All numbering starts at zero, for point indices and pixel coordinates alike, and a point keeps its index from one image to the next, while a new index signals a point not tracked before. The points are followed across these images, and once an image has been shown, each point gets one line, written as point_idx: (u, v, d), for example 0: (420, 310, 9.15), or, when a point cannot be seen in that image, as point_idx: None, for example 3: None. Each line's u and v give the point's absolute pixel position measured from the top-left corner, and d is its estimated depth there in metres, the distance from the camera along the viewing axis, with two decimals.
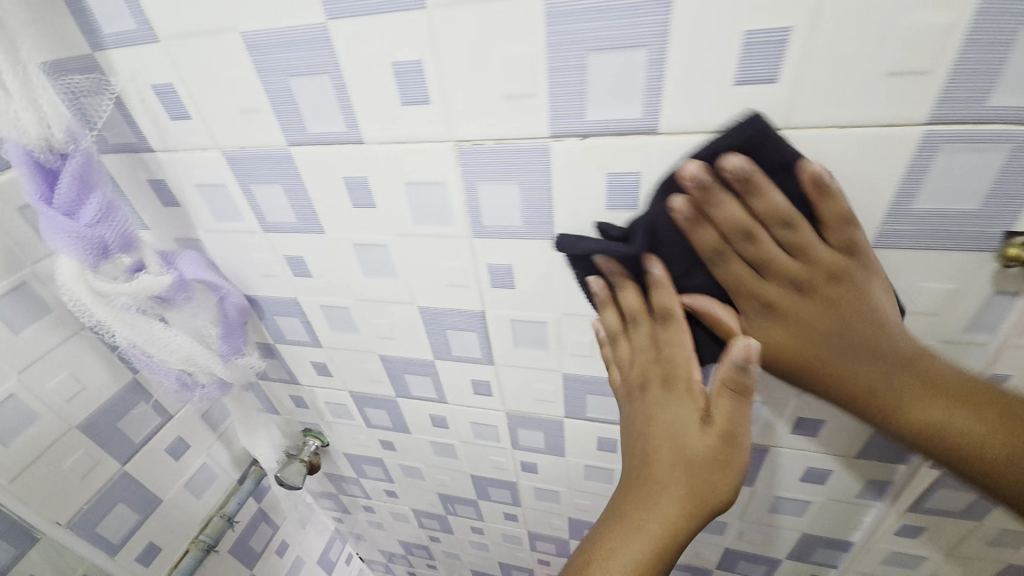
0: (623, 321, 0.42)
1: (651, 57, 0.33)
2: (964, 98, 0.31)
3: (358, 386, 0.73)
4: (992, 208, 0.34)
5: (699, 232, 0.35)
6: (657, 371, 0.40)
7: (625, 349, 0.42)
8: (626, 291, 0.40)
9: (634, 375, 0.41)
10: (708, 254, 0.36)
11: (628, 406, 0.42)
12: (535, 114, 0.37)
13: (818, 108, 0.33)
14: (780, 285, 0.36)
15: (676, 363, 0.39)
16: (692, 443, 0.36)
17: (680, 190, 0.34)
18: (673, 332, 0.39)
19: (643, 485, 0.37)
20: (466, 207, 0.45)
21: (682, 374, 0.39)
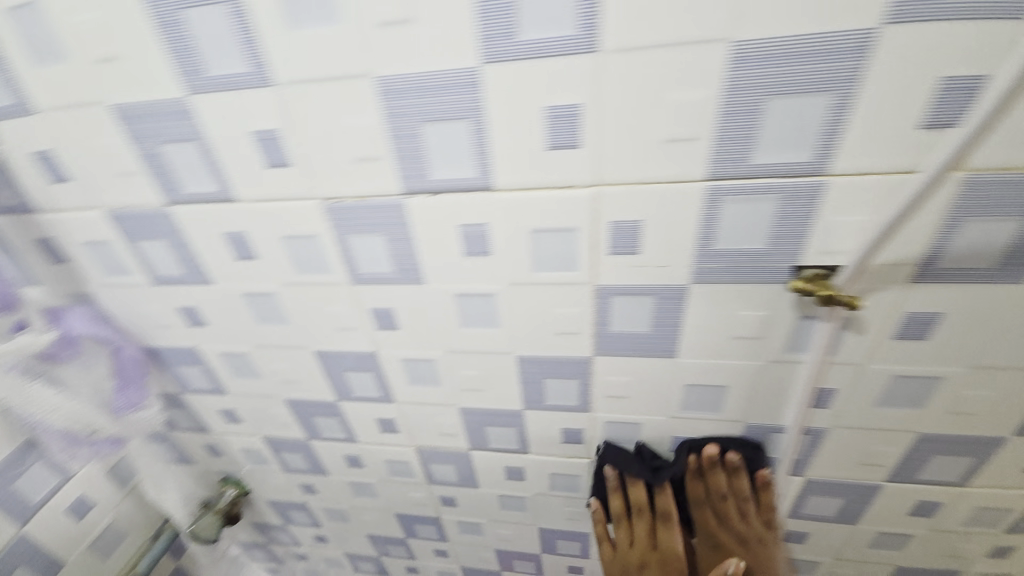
0: (630, 522, 0.65)
1: (473, 127, 0.37)
2: (730, 158, 0.36)
3: (271, 431, 0.73)
4: (779, 248, 0.40)
5: (691, 484, 0.61)
6: (651, 537, 0.66)
7: (621, 538, 0.66)
8: (634, 488, 0.64)
9: (631, 567, 0.66)
10: (694, 491, 0.62)
11: (624, 562, 0.67)
12: (386, 175, 0.41)
13: (619, 167, 0.37)
14: (744, 511, 0.62)
15: (672, 555, 0.65)
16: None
17: (708, 449, 0.57)
18: (669, 532, 0.64)
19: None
20: (341, 258, 0.48)
21: (674, 563, 0.65)
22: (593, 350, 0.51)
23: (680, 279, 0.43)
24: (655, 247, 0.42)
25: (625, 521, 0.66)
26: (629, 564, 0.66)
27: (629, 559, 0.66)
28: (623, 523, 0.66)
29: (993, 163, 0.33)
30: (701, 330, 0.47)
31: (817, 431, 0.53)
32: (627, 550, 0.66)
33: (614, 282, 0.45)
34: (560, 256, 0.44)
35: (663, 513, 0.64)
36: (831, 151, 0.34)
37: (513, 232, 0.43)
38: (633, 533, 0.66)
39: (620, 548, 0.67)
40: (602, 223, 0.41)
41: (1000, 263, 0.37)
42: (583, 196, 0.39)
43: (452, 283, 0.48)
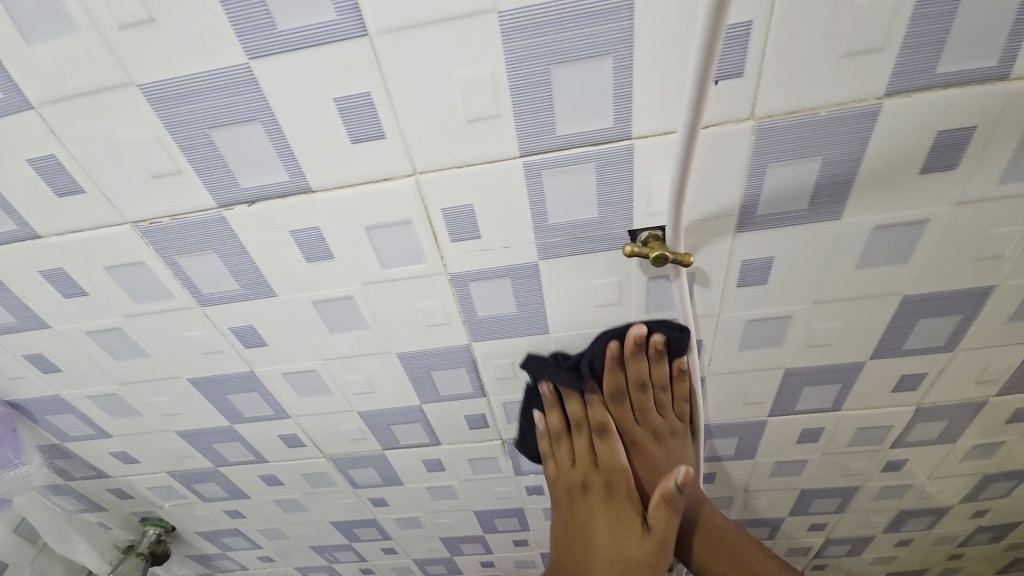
0: (568, 438, 0.58)
1: (267, 128, 0.35)
2: (536, 132, 0.35)
3: (174, 465, 0.69)
4: (610, 215, 0.40)
5: (609, 375, 0.53)
6: (593, 460, 0.57)
7: (559, 453, 0.58)
8: (567, 403, 0.56)
9: (569, 467, 0.58)
10: (608, 393, 0.55)
11: (567, 497, 0.58)
12: (193, 189, 0.38)
13: (431, 154, 0.36)
14: (672, 384, 0.54)
15: (611, 462, 0.56)
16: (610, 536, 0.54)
17: (634, 334, 0.47)
18: (606, 441, 0.56)
19: (589, 554, 0.55)
20: (178, 281, 0.45)
21: (618, 474, 0.56)
22: (468, 337, 0.50)
23: (528, 257, 0.43)
24: (494, 229, 0.41)
25: (564, 454, 0.58)
26: (572, 487, 0.57)
27: (569, 479, 0.58)
28: (560, 441, 0.57)
29: (775, 110, 0.34)
30: (563, 304, 0.47)
31: (698, 381, 0.55)
32: (566, 471, 0.58)
33: (465, 268, 0.44)
34: (404, 249, 0.42)
35: (602, 425, 0.56)
36: (629, 115, 0.34)
37: (348, 231, 0.41)
38: (573, 449, 0.58)
39: (557, 465, 0.58)
40: (435, 212, 0.40)
41: (810, 203, 0.39)
42: (405, 187, 0.38)
43: (304, 291, 0.46)
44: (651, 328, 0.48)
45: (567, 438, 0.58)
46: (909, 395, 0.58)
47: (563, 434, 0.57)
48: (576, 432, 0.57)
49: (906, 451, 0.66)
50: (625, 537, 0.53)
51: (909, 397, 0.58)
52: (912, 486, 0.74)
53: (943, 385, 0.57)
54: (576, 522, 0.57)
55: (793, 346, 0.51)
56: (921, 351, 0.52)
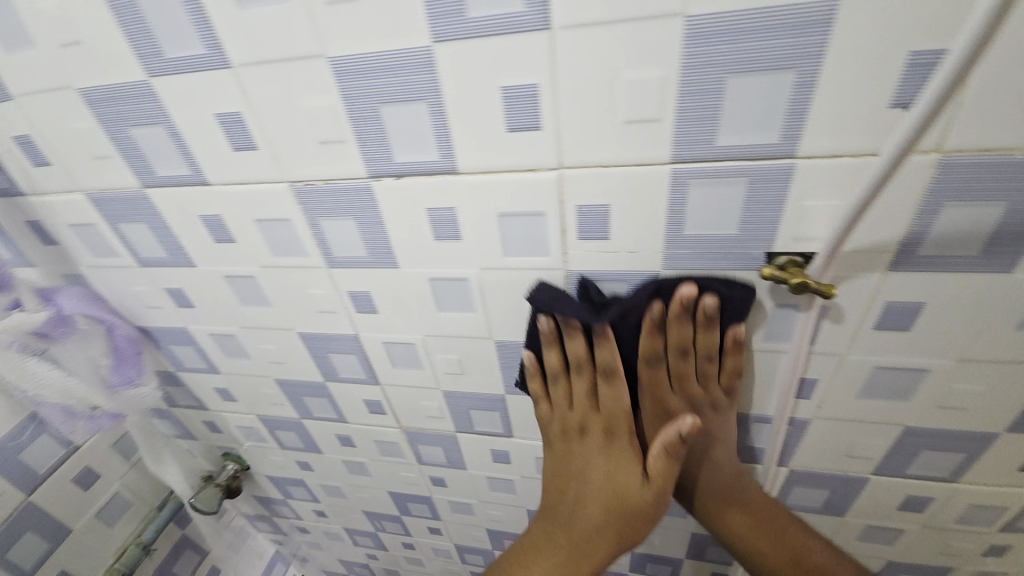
0: (564, 381, 0.51)
1: (431, 108, 0.37)
2: (695, 140, 0.35)
3: (265, 410, 0.75)
4: (751, 234, 0.38)
5: (647, 336, 0.46)
6: (598, 417, 0.53)
7: (557, 398, 0.53)
8: (569, 339, 0.48)
9: (566, 415, 0.54)
10: (642, 353, 0.47)
11: (563, 446, 0.56)
12: (351, 158, 0.41)
13: (581, 150, 0.37)
14: (708, 382, 0.49)
15: (616, 417, 0.52)
16: (595, 511, 0.54)
17: (683, 289, 0.42)
18: (611, 387, 0.50)
19: (585, 514, 0.55)
20: (315, 241, 0.48)
21: (622, 425, 0.52)
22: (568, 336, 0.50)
23: (652, 265, 0.42)
24: (624, 232, 0.41)
25: (560, 399, 0.53)
26: (568, 432, 0.54)
27: (564, 424, 0.55)
28: (562, 390, 0.52)
29: (965, 145, 0.31)
30: (674, 318, 0.46)
31: (800, 422, 0.51)
32: (561, 415, 0.54)
33: (585, 267, 0.44)
34: (529, 240, 0.43)
35: (607, 370, 0.48)
36: (798, 133, 0.33)
37: (481, 215, 0.42)
38: (572, 394, 0.52)
39: (549, 415, 0.54)
40: (568, 207, 0.40)
41: (981, 250, 0.36)
42: (548, 179, 0.39)
43: (425, 267, 0.48)
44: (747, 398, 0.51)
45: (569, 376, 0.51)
46: None
47: (567, 371, 0.51)
48: (579, 376, 0.51)
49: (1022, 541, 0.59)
50: (619, 477, 0.53)
51: None
52: None
53: None
54: (571, 465, 0.56)
55: (919, 403, 0.47)
56: None
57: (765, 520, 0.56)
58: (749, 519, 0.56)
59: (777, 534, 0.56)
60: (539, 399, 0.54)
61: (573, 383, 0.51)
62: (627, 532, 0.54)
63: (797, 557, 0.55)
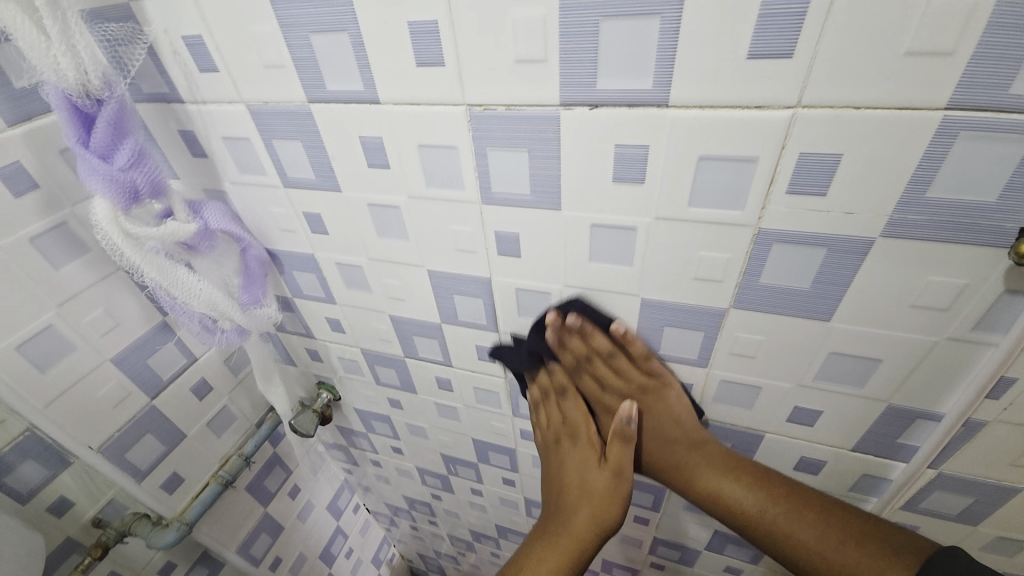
0: (541, 398, 0.65)
1: (664, 26, 0.33)
2: (987, 83, 0.29)
3: (369, 344, 0.76)
4: (1013, 201, 0.33)
5: (563, 349, 0.57)
6: (564, 429, 0.63)
7: (542, 414, 0.65)
8: (535, 376, 0.63)
9: (547, 433, 0.65)
10: (569, 365, 0.59)
11: (557, 457, 0.63)
12: (546, 81, 0.38)
13: (830, 87, 0.32)
14: (631, 372, 0.57)
15: (579, 425, 0.62)
16: (580, 475, 0.60)
17: (571, 317, 0.53)
18: (569, 400, 0.62)
19: (573, 509, 0.59)
20: (476, 173, 0.46)
21: (581, 424, 0.62)
22: (731, 302, 0.46)
23: (869, 231, 0.37)
24: (847, 189, 0.36)
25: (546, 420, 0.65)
26: (550, 443, 0.65)
27: (546, 438, 0.66)
28: (539, 408, 0.66)
29: None
30: (871, 294, 0.41)
31: (975, 424, 0.46)
32: (546, 430, 0.65)
33: (782, 227, 0.39)
34: (725, 190, 0.39)
35: (563, 388, 0.62)
36: None
37: (678, 157, 0.38)
38: (561, 411, 0.63)
39: (542, 430, 0.66)
40: (787, 155, 0.36)
41: None
42: (775, 120, 0.34)
43: (589, 212, 0.45)
44: (925, 386, 0.46)
45: (539, 394, 0.65)
46: None
47: (539, 398, 0.65)
48: (547, 396, 0.64)
49: None
50: (587, 480, 0.60)
51: None
52: None
53: None
54: (559, 481, 0.62)
55: None
56: None
57: (741, 474, 0.54)
58: (727, 471, 0.55)
59: (762, 483, 0.53)
60: (542, 422, 0.66)
61: (541, 411, 0.66)
62: (615, 517, 0.58)
63: (787, 504, 0.51)
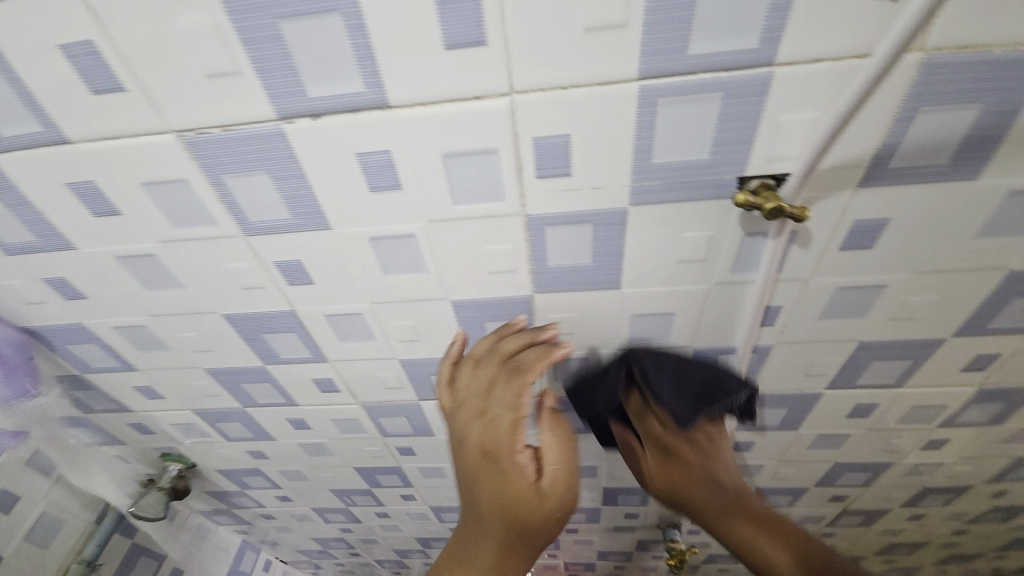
0: (526, 382, 0.43)
1: (348, 21, 0.29)
2: (665, 49, 0.30)
3: (201, 402, 0.68)
4: (722, 156, 0.35)
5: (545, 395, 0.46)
6: (506, 440, 0.39)
7: (495, 411, 0.42)
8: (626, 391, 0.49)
9: (503, 438, 0.40)
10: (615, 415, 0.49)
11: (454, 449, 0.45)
12: (251, 95, 0.33)
13: (532, 70, 0.31)
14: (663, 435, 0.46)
15: (500, 436, 0.40)
16: (512, 486, 0.37)
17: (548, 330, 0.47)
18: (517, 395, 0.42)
19: (490, 487, 0.38)
20: (224, 205, 0.40)
21: (505, 445, 0.39)
22: (532, 288, 0.46)
23: (618, 202, 0.38)
24: (585, 166, 0.36)
25: (519, 410, 0.41)
26: (494, 461, 0.39)
27: (455, 432, 0.43)
28: (467, 368, 0.47)
29: (948, 42, 0.29)
30: (640, 258, 0.43)
31: (763, 348, 0.52)
32: (464, 410, 0.44)
33: (546, 211, 0.39)
34: (483, 184, 0.38)
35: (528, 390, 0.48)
36: (779, 35, 0.29)
37: (422, 158, 0.36)
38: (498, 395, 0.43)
39: (453, 418, 0.44)
40: (523, 141, 0.35)
41: (949, 158, 0.34)
42: (497, 109, 0.33)
43: (363, 226, 0.41)
44: (718, 328, 0.50)
45: (530, 381, 0.43)
46: (974, 376, 0.55)
47: (494, 348, 0.47)
48: (511, 380, 0.43)
49: (953, 431, 0.64)
50: (502, 486, 0.38)
51: (972, 378, 0.55)
52: (940, 465, 0.73)
53: (1011, 366, 0.53)
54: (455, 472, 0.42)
55: (877, 317, 0.47)
56: (1005, 331, 0.49)
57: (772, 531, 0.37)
58: (772, 536, 0.37)
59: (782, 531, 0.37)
60: (446, 405, 0.46)
61: (498, 420, 0.41)
62: (535, 550, 0.37)
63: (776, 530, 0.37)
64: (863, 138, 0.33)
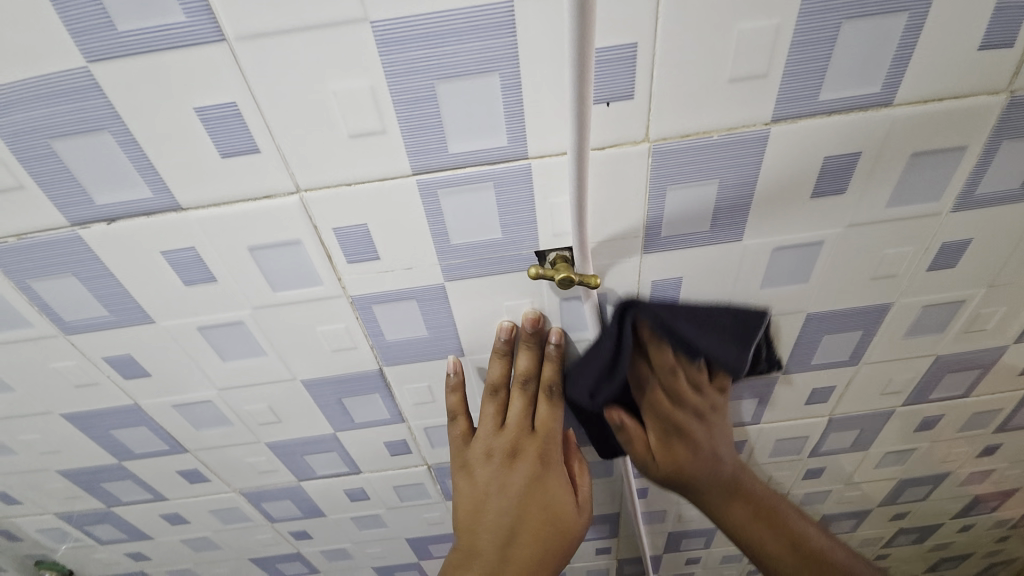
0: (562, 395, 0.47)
1: (119, 138, 0.31)
2: (427, 149, 0.33)
3: (60, 506, 0.63)
4: (513, 234, 0.38)
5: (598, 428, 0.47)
6: (550, 451, 0.47)
7: (542, 429, 0.47)
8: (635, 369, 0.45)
9: (551, 452, 0.47)
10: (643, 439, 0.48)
11: (456, 481, 0.49)
12: (39, 206, 0.34)
13: (311, 171, 0.33)
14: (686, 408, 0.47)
15: (550, 447, 0.47)
16: (556, 493, 0.47)
17: (505, 320, 0.44)
18: (552, 408, 0.46)
19: (534, 496, 0.47)
20: (35, 308, 0.40)
21: (555, 455, 0.47)
22: (378, 362, 0.47)
23: (432, 279, 0.40)
24: (390, 249, 0.38)
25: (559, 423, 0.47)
26: (535, 473, 0.47)
27: (488, 450, 0.47)
28: (490, 397, 0.47)
29: (668, 133, 0.33)
30: (473, 327, 0.45)
31: None
32: (496, 438, 0.47)
33: (366, 290, 0.41)
34: (297, 271, 0.39)
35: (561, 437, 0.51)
36: (522, 134, 0.33)
37: (229, 252, 0.37)
38: (518, 417, 0.46)
39: (484, 439, 0.48)
40: (323, 232, 0.37)
41: (711, 225, 0.39)
42: (288, 205, 0.35)
43: (187, 317, 0.41)
44: None
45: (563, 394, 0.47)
46: (820, 408, 0.58)
47: (507, 371, 0.46)
48: (554, 398, 0.46)
49: (826, 460, 0.67)
50: (551, 491, 0.47)
51: (820, 409, 0.58)
52: (832, 493, 0.75)
53: (851, 397, 0.57)
54: (473, 506, 0.47)
55: None
56: (829, 366, 0.52)
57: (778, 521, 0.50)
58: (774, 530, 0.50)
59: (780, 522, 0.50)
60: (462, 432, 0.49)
61: (546, 437, 0.47)
62: (574, 546, 0.47)
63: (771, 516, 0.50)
64: (631, 211, 0.37)
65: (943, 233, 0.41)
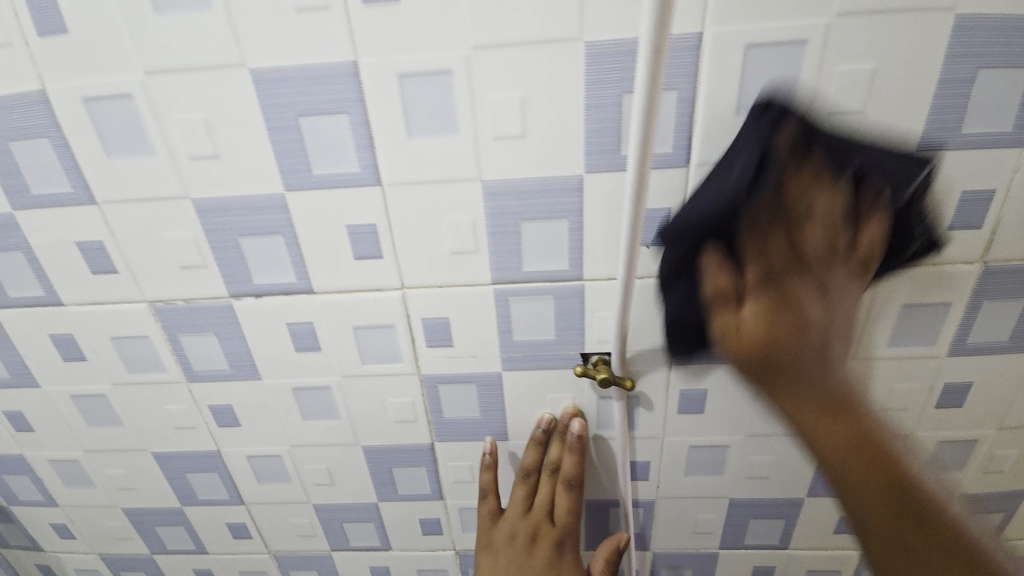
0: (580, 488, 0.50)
1: (286, 240, 0.43)
2: (506, 267, 0.43)
3: (109, 547, 0.67)
4: (564, 337, 0.46)
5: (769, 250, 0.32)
6: (568, 541, 0.50)
7: (562, 519, 0.50)
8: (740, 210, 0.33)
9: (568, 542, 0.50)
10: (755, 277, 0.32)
11: (478, 561, 0.51)
12: (212, 280, 0.45)
13: (416, 274, 0.44)
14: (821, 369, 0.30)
15: (568, 537, 0.50)
16: None
17: (545, 413, 0.51)
18: (571, 499, 0.50)
19: None
20: (175, 357, 0.50)
21: (572, 547, 0.50)
22: (431, 436, 0.53)
23: (492, 367, 0.48)
24: (463, 339, 0.47)
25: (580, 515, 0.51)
26: (551, 560, 0.49)
27: (512, 532, 0.50)
28: (521, 478, 0.52)
29: None
30: (519, 414, 0.51)
31: (646, 502, 0.57)
32: (520, 522, 0.50)
33: (435, 371, 0.49)
34: (384, 349, 0.48)
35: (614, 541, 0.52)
36: (580, 262, 0.42)
37: (337, 328, 0.47)
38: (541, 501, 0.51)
39: (511, 520, 0.51)
40: (414, 320, 0.46)
41: None
42: (392, 298, 0.45)
43: (288, 378, 0.50)
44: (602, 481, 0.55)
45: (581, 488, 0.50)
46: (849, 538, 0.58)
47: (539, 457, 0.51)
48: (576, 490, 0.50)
49: None
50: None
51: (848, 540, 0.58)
52: None
53: None
54: None
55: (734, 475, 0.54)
56: None
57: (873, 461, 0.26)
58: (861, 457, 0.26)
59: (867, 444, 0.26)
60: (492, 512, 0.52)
61: (563, 525, 0.50)
62: None
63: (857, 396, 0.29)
64: None
65: (944, 373, 0.46)
